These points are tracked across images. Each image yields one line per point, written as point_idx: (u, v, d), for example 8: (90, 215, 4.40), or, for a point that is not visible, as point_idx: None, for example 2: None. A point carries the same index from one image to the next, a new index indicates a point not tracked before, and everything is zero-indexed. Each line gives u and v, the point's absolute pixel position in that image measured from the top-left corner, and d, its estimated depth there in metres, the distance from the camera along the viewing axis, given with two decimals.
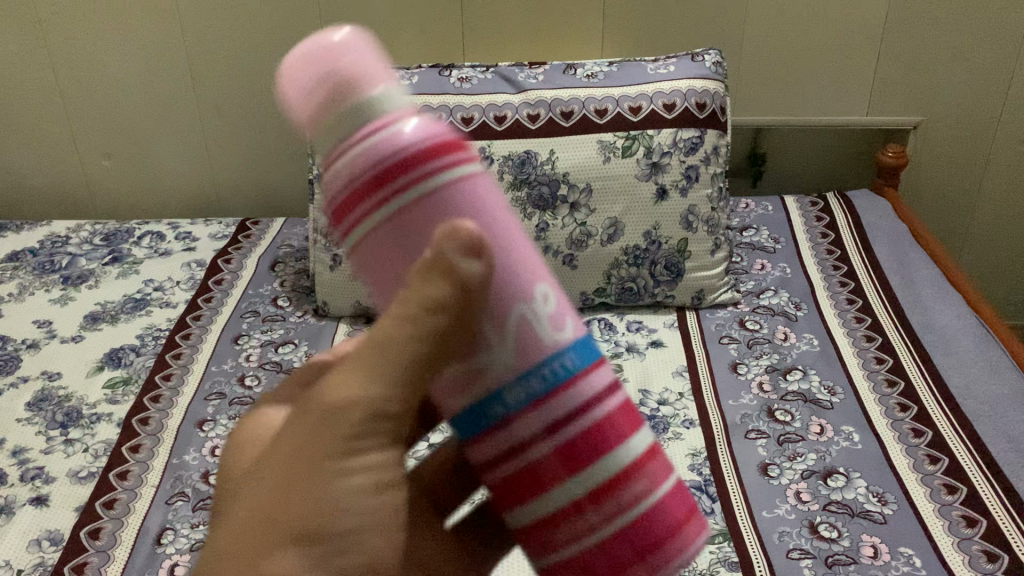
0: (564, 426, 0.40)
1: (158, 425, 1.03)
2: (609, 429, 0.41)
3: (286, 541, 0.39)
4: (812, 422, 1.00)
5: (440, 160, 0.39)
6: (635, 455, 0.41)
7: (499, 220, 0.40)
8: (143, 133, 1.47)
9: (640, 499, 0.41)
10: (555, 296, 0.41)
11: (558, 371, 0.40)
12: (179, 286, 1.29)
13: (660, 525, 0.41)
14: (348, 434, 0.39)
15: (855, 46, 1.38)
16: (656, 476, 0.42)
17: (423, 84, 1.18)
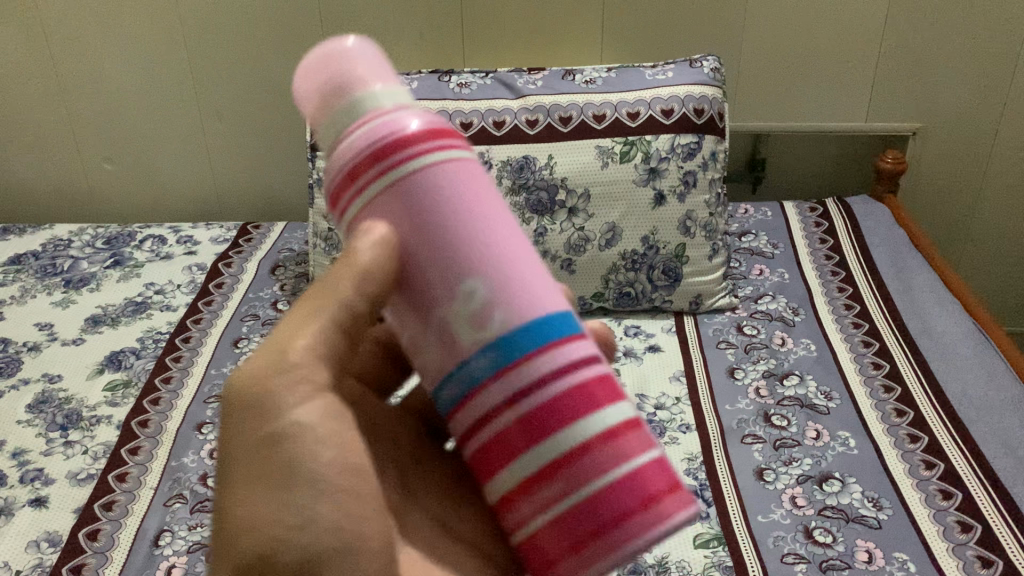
0: (523, 399, 0.39)
1: (157, 427, 1.04)
2: (549, 409, 0.39)
3: (248, 516, 0.42)
4: (809, 427, 1.00)
5: (407, 145, 0.40)
6: (600, 430, 0.39)
7: (466, 202, 0.40)
8: (144, 136, 1.48)
9: (589, 479, 0.39)
10: (502, 275, 0.40)
11: (510, 343, 0.39)
12: (180, 289, 1.30)
13: (607, 512, 0.39)
14: (273, 420, 0.43)
15: (853, 53, 1.38)
16: (618, 458, 0.39)
17: (423, 90, 1.18)
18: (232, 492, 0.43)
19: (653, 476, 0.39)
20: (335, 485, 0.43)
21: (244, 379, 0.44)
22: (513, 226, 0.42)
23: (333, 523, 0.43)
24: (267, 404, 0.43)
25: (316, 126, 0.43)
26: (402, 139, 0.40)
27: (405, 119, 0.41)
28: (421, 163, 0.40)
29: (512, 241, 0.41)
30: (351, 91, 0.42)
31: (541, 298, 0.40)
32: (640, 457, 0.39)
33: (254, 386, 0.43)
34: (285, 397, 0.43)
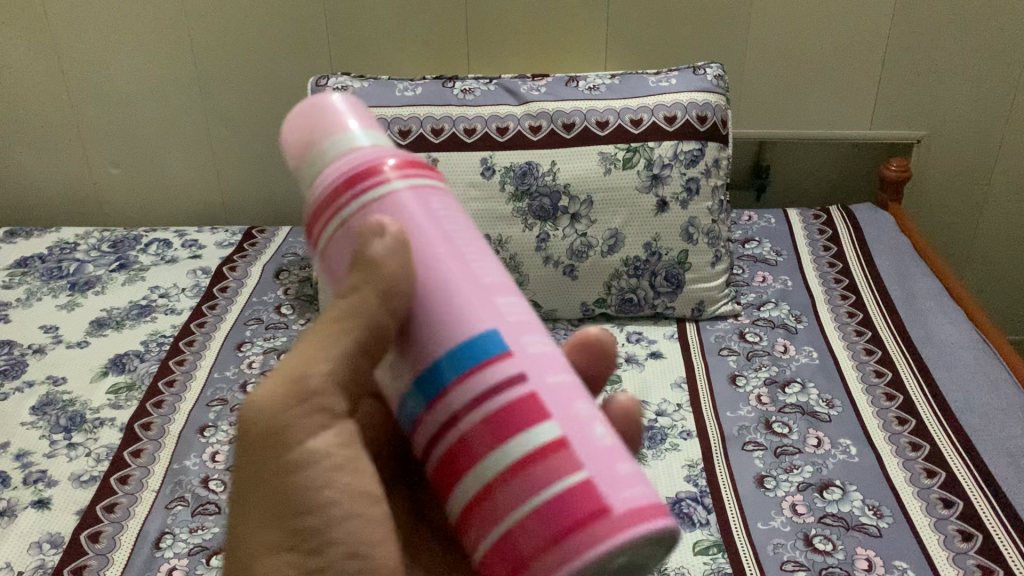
0: (478, 406, 0.41)
1: (160, 430, 1.04)
2: (501, 416, 0.41)
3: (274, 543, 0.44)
4: (810, 434, 1.00)
5: (370, 181, 0.45)
6: (547, 438, 0.40)
7: (423, 234, 0.44)
8: (151, 141, 1.49)
9: (536, 485, 0.40)
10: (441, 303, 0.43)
11: (459, 359, 0.42)
12: (184, 293, 1.30)
13: (555, 517, 0.39)
14: (289, 449, 0.44)
15: (858, 60, 1.38)
16: (551, 471, 0.40)
17: (427, 95, 1.19)
18: (251, 516, 0.45)
19: (576, 496, 0.39)
20: (351, 513, 0.44)
21: (255, 408, 0.44)
22: (471, 255, 0.45)
23: (348, 546, 0.44)
24: (283, 434, 0.44)
25: (298, 174, 0.48)
26: (348, 184, 0.45)
27: (359, 160, 0.46)
28: (363, 205, 0.45)
29: (456, 270, 0.44)
30: (322, 137, 0.47)
31: (463, 326, 0.42)
32: (555, 477, 0.40)
33: (270, 418, 0.44)
34: (300, 426, 0.44)
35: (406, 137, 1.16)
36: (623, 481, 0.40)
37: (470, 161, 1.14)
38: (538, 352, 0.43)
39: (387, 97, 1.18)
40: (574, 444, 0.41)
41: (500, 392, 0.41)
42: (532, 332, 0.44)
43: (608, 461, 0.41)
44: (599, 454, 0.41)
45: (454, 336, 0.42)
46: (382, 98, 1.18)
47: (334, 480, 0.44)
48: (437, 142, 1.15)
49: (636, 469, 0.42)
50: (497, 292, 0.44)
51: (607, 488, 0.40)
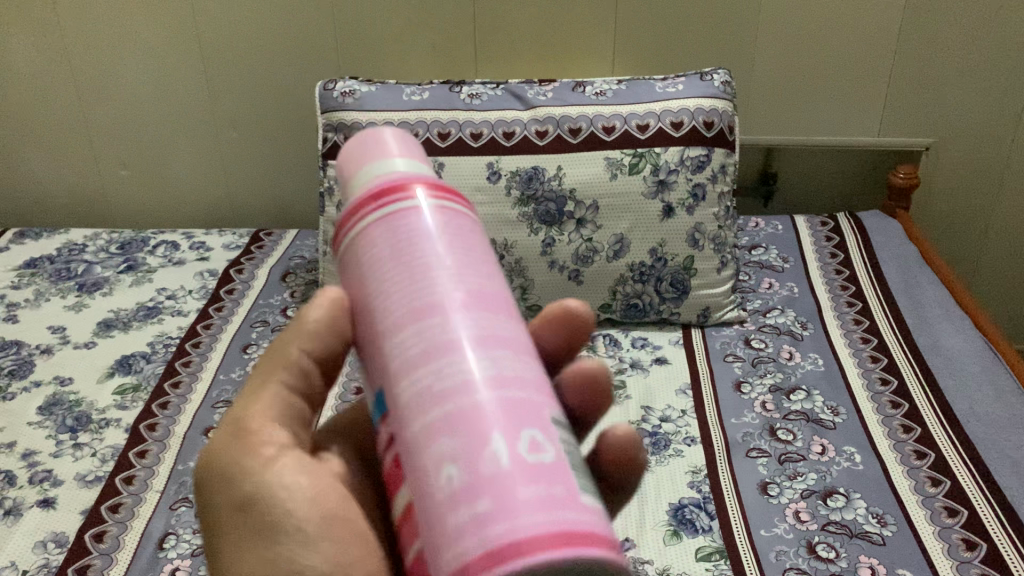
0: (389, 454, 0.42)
1: (165, 431, 1.04)
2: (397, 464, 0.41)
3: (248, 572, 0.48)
4: (814, 442, 1.00)
5: (376, 203, 0.46)
6: (419, 486, 0.39)
7: (395, 260, 0.44)
8: (160, 143, 1.50)
9: (415, 536, 0.39)
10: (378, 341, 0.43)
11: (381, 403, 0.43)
12: (191, 295, 1.31)
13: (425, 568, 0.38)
14: (247, 484, 0.49)
15: (865, 67, 1.38)
16: (423, 521, 0.39)
17: (434, 99, 1.19)
18: (224, 553, 0.49)
19: (435, 548, 0.37)
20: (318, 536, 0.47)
21: (215, 458, 0.50)
22: (434, 277, 0.43)
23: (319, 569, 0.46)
24: (235, 475, 0.49)
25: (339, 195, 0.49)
26: (370, 199, 0.46)
27: (386, 181, 0.47)
28: (374, 219, 0.45)
29: (400, 302, 0.43)
30: (365, 162, 0.48)
31: (394, 345, 0.42)
32: (444, 506, 0.38)
33: (223, 464, 0.50)
34: (249, 465, 0.49)
35: (446, 140, 1.16)
36: (516, 512, 0.36)
37: (476, 165, 1.15)
38: (472, 366, 0.40)
39: (394, 102, 1.19)
40: (467, 470, 0.38)
41: (411, 413, 0.40)
42: (485, 346, 0.41)
43: (477, 501, 0.37)
44: (495, 482, 0.37)
45: (387, 355, 0.42)
46: (389, 102, 1.19)
47: (289, 504, 0.48)
48: (444, 146, 1.16)
49: (549, 498, 0.37)
50: (418, 314, 0.42)
51: (489, 520, 0.36)
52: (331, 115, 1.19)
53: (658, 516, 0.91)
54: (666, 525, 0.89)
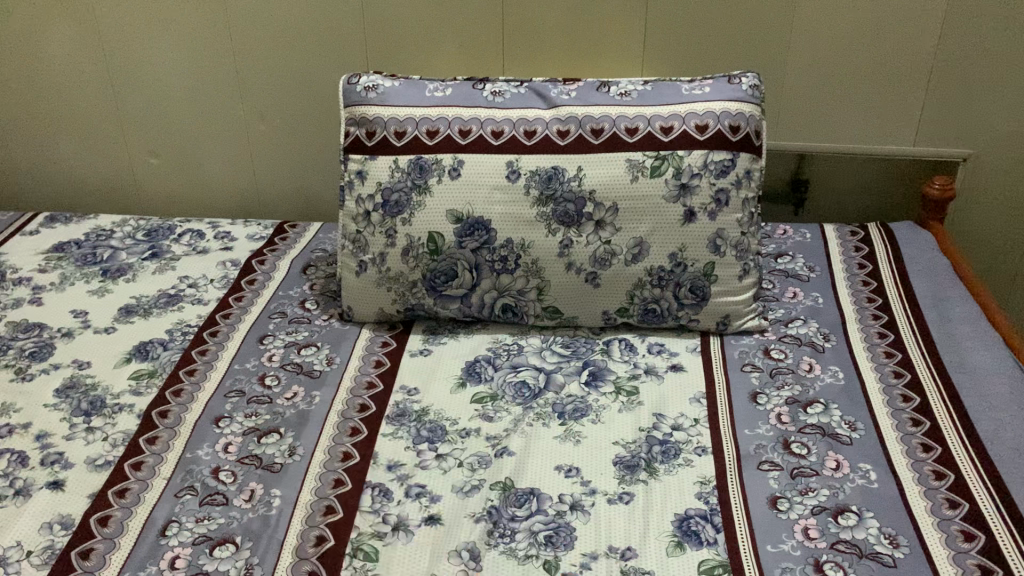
0: None
1: (176, 418, 1.05)
2: None
3: None
4: (828, 457, 0.97)
5: None
6: None
7: None
8: (190, 133, 1.51)
9: None
10: None
11: None
12: (212, 284, 1.32)
13: None
14: None
15: (902, 75, 1.34)
16: None
17: (456, 96, 1.18)
18: None
19: None
20: None
21: None
22: None
23: None
24: None
25: None
26: None
27: None
28: None
29: None
30: None
31: None
32: None
33: None
34: None
35: (433, 137, 1.16)
36: None
37: (496, 164, 1.14)
38: None
39: (417, 97, 1.18)
40: None
41: None
42: None
43: None
44: None
45: None
46: (411, 97, 1.18)
47: None
48: (464, 144, 1.15)
49: None
50: None
51: None
52: (354, 109, 1.19)
53: (662, 526, 0.89)
54: (670, 536, 0.88)
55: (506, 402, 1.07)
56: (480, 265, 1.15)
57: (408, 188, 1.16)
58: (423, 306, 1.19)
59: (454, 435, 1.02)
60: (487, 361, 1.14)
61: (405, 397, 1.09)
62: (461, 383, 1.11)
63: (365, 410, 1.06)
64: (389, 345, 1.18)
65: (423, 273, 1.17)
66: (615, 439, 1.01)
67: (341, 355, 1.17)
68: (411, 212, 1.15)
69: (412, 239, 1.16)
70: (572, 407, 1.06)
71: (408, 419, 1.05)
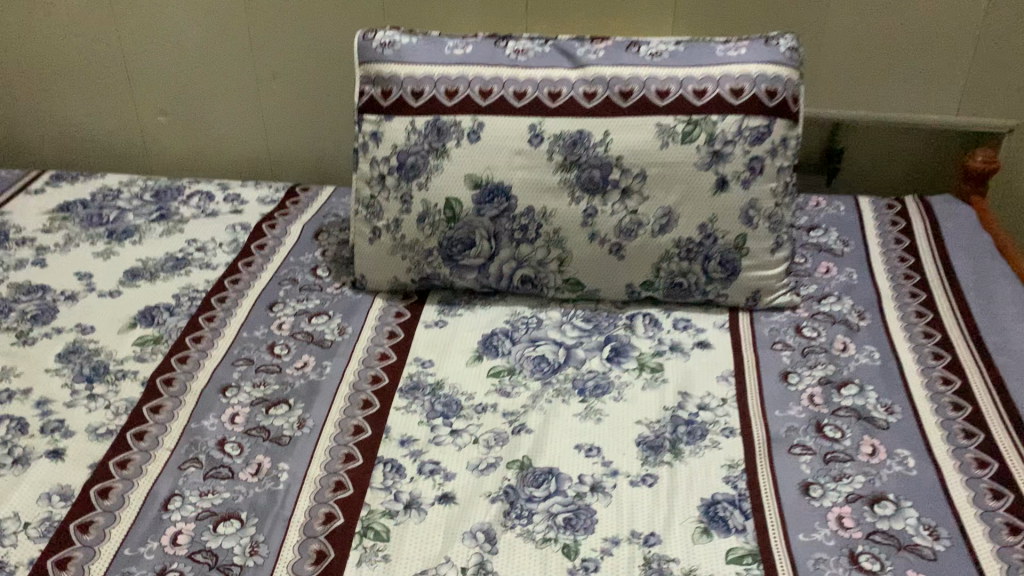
0: None
1: (182, 387, 1.01)
2: None
3: None
4: (864, 442, 0.92)
5: None
6: None
7: None
8: (200, 93, 1.46)
9: None
10: None
11: None
12: (221, 248, 1.27)
13: None
14: None
15: (948, 41, 1.27)
16: None
17: (477, 55, 1.12)
18: None
19: None
20: None
21: None
22: None
23: None
24: None
25: None
26: None
27: None
28: None
29: None
30: None
31: None
32: None
33: None
34: None
35: (451, 98, 1.10)
36: None
37: (518, 127, 1.09)
38: None
39: (436, 55, 1.12)
40: None
41: None
42: None
43: None
44: None
45: None
46: (430, 55, 1.12)
47: None
48: (485, 105, 1.10)
49: None
50: None
51: None
52: (369, 67, 1.13)
53: (687, 511, 0.85)
54: (696, 522, 0.83)
55: (524, 377, 1.02)
56: (499, 234, 1.11)
57: (425, 151, 1.10)
58: (439, 276, 1.15)
59: (469, 410, 0.98)
60: (505, 335, 1.10)
61: (419, 369, 1.04)
62: (477, 356, 1.06)
63: (377, 382, 1.02)
64: (402, 315, 1.14)
65: (439, 241, 1.12)
66: (639, 418, 0.96)
67: (353, 325, 1.12)
68: (427, 176, 1.11)
69: (428, 206, 1.11)
70: (593, 383, 1.01)
71: (422, 392, 1.01)
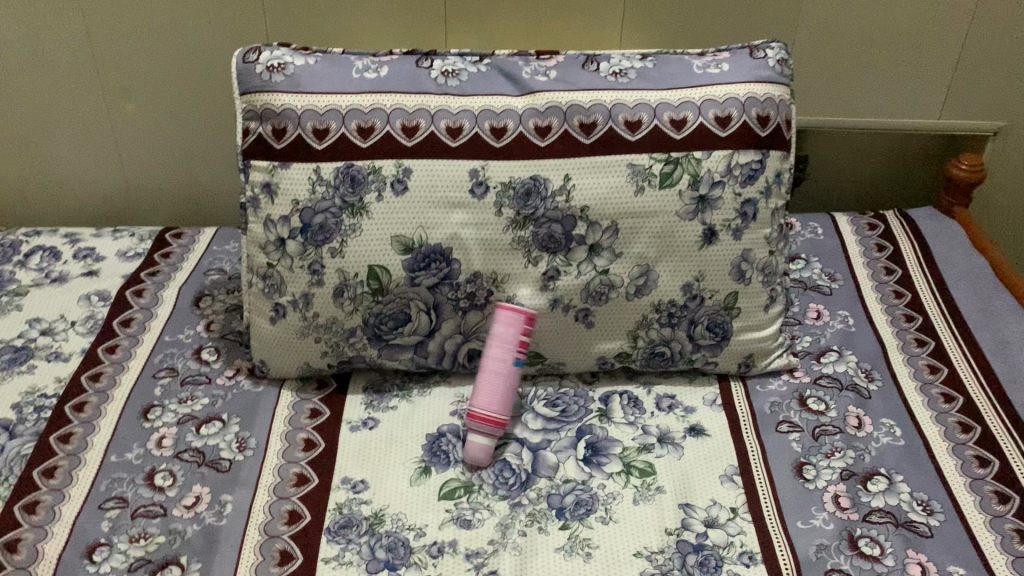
0: None
1: (32, 552, 0.75)
2: None
3: None
4: (909, 559, 0.76)
5: None
6: None
7: None
8: (30, 118, 1.16)
9: None
10: None
11: None
12: (74, 329, 1.00)
13: None
14: None
15: (935, 34, 1.10)
16: None
17: (396, 79, 0.88)
18: None
19: None
20: None
21: None
22: None
23: None
24: None
25: None
26: None
27: None
28: None
29: None
30: None
31: None
32: None
33: None
34: None
35: (366, 137, 0.86)
36: None
37: (455, 172, 0.85)
38: None
39: (341, 81, 0.87)
40: None
41: None
42: None
43: None
44: None
45: None
46: (332, 80, 0.87)
47: None
48: (411, 146, 0.86)
49: None
50: None
51: None
52: (254, 98, 0.87)
53: None
54: None
55: (485, 497, 0.82)
56: (439, 305, 0.88)
57: (337, 208, 0.86)
58: (364, 359, 0.92)
59: (422, 554, 0.76)
60: (454, 435, 0.88)
61: (350, 496, 0.82)
62: (423, 468, 0.85)
63: (296, 520, 0.79)
64: (320, 415, 0.91)
65: (364, 319, 0.88)
66: (637, 548, 0.77)
67: (256, 434, 0.88)
68: (342, 240, 0.86)
69: (345, 276, 0.87)
70: (572, 500, 0.81)
71: (357, 532, 0.78)
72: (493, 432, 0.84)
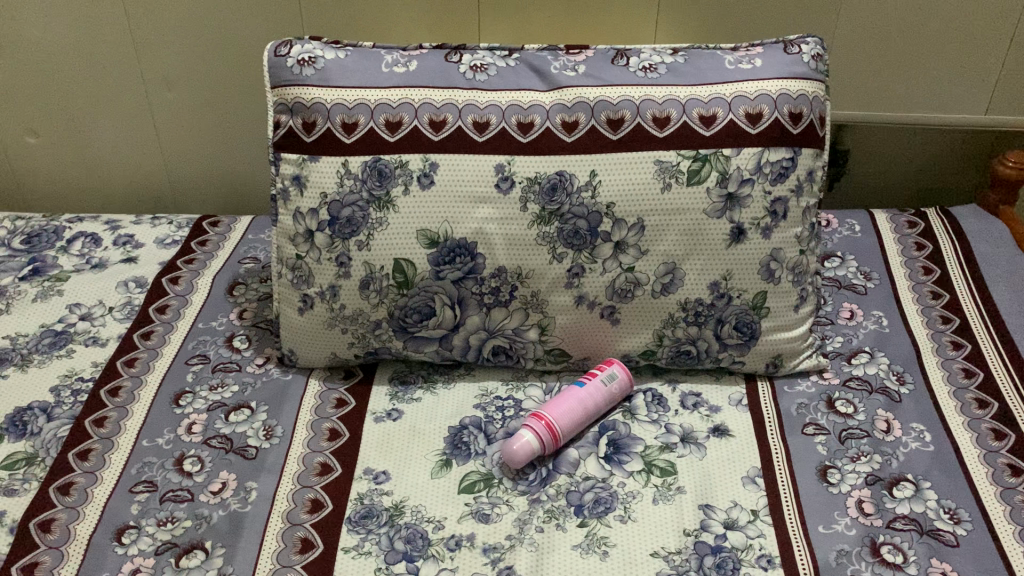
0: None
1: (65, 532, 0.78)
2: None
3: None
4: (932, 568, 0.74)
5: None
6: None
7: None
8: (77, 107, 1.19)
9: None
10: None
11: None
12: (111, 315, 1.02)
13: None
14: None
15: (983, 26, 1.07)
16: None
17: (424, 74, 0.88)
18: None
19: None
20: None
21: None
22: None
23: None
24: None
25: None
26: None
27: None
28: None
29: None
30: None
31: None
32: None
33: None
34: None
35: (394, 131, 0.86)
36: None
37: (481, 167, 0.86)
38: None
39: (370, 75, 0.87)
40: None
41: None
42: None
43: None
44: None
45: None
46: (362, 74, 0.88)
47: None
48: (438, 141, 0.86)
49: None
50: None
51: None
52: (285, 91, 0.88)
53: None
54: None
55: (504, 492, 0.82)
56: (464, 299, 0.88)
57: (363, 201, 0.86)
58: (390, 350, 0.93)
59: (440, 547, 0.77)
60: (477, 428, 0.89)
61: (371, 487, 0.83)
62: (445, 461, 0.85)
63: (318, 509, 0.81)
64: (345, 404, 0.92)
65: (389, 311, 0.89)
66: (654, 549, 0.77)
67: (283, 422, 0.90)
68: (368, 233, 0.87)
69: (372, 269, 0.87)
70: (592, 497, 0.82)
71: (377, 523, 0.79)
72: (543, 442, 0.84)
